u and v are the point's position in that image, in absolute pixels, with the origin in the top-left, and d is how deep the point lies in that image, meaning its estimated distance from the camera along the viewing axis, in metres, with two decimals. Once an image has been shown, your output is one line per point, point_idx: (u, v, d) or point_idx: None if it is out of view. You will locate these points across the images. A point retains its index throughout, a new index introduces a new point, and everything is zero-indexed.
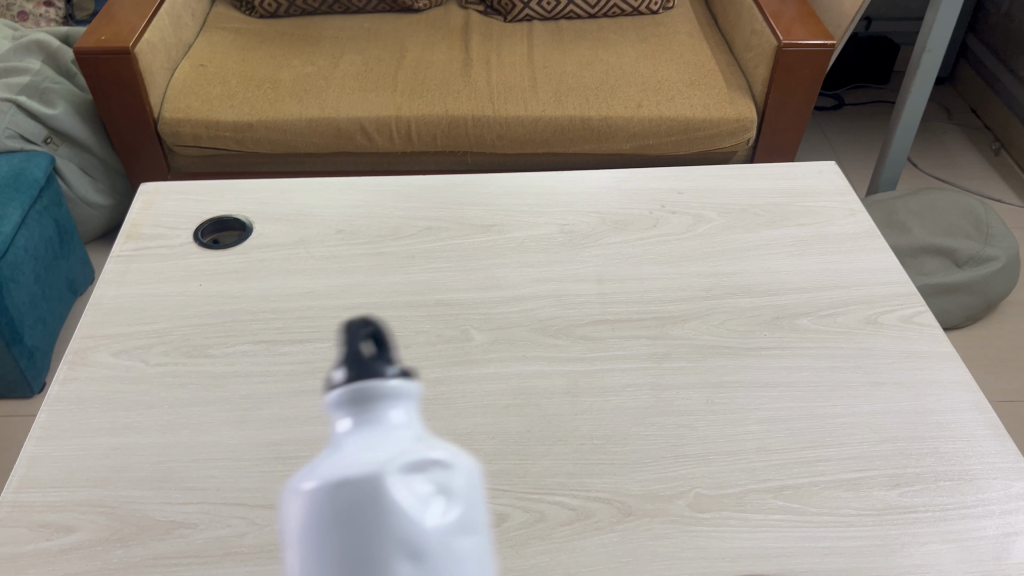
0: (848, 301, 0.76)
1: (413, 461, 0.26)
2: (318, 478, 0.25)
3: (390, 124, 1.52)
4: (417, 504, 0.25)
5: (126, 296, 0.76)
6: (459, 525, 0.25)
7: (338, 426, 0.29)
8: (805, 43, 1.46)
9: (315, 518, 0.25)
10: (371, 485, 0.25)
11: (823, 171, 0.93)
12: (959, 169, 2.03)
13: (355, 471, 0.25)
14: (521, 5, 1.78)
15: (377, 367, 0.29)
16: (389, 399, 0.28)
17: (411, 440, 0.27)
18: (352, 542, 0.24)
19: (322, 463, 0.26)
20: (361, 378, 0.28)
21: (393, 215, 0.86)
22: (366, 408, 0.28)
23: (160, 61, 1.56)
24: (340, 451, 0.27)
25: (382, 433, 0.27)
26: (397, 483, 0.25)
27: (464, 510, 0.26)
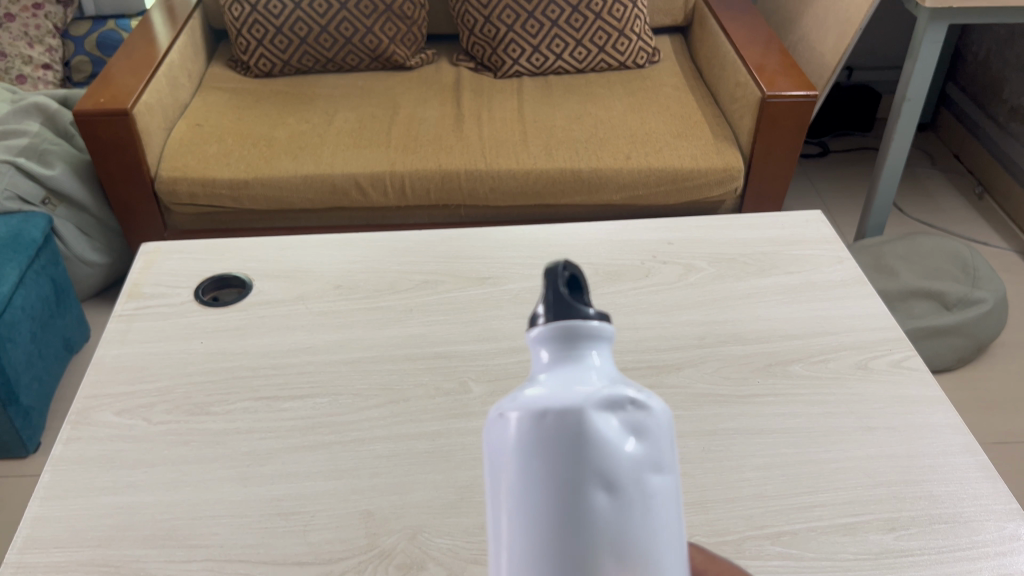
0: (838, 347, 0.77)
1: (610, 403, 0.35)
2: (536, 413, 0.35)
3: (384, 179, 1.55)
4: (615, 438, 0.34)
5: (127, 356, 0.77)
6: (646, 458, 0.34)
7: (545, 353, 0.39)
8: (788, 95, 1.51)
9: (533, 444, 0.34)
10: (580, 424, 0.34)
11: (810, 220, 0.95)
12: (943, 213, 2.06)
13: (566, 410, 0.34)
14: (511, 61, 1.83)
15: (581, 311, 0.39)
16: (589, 339, 0.39)
17: (605, 384, 0.37)
18: (565, 467, 0.33)
19: (539, 394, 0.36)
20: (567, 321, 0.38)
21: (390, 269, 0.88)
22: (570, 350, 0.38)
23: (157, 122, 1.59)
24: (551, 381, 0.37)
25: (583, 375, 0.37)
26: (600, 421, 0.34)
27: (648, 445, 0.35)
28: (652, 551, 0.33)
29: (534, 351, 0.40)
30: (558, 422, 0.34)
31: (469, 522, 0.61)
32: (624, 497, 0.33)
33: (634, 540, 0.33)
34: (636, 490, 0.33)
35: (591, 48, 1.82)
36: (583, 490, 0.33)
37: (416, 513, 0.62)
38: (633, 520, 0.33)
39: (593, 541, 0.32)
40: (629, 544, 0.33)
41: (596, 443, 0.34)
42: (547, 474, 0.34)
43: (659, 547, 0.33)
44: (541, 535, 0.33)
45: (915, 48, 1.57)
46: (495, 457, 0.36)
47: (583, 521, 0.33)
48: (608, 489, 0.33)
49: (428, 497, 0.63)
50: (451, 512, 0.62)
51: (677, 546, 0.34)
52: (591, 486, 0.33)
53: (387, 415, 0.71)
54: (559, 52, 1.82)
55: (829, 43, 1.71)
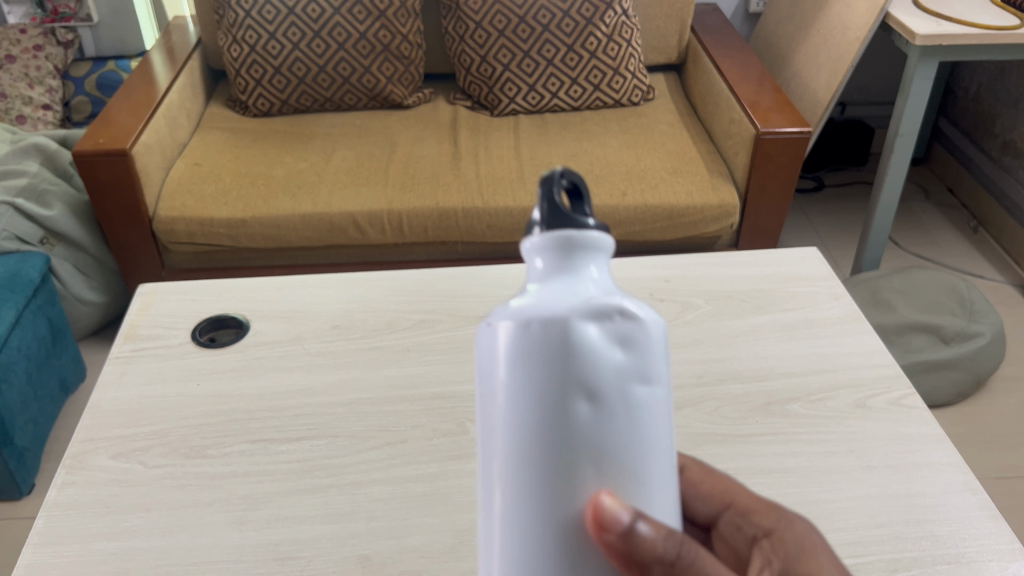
0: (836, 385, 0.77)
1: (600, 313, 0.38)
2: (529, 321, 0.38)
3: (382, 217, 1.56)
4: (601, 349, 0.38)
5: (123, 399, 0.76)
6: (631, 369, 0.38)
7: (542, 262, 0.43)
8: (781, 131, 1.52)
9: (524, 350, 0.38)
10: (568, 335, 0.38)
11: (806, 257, 0.96)
12: (938, 247, 2.07)
13: (556, 319, 0.38)
14: (508, 99, 1.85)
15: (577, 222, 0.42)
16: (586, 250, 0.42)
17: (598, 291, 0.40)
18: (553, 371, 0.37)
19: (535, 301, 0.40)
20: (564, 230, 0.42)
21: (387, 308, 0.88)
22: (567, 258, 0.42)
23: (156, 161, 1.60)
24: (547, 287, 0.41)
25: (578, 283, 0.41)
26: (586, 332, 0.38)
27: (635, 356, 0.38)
28: (630, 453, 0.38)
29: (532, 260, 0.44)
30: (547, 333, 0.38)
31: (467, 567, 0.61)
32: (605, 406, 0.37)
33: (613, 442, 0.37)
34: (619, 398, 0.38)
35: (587, 86, 1.84)
36: (568, 396, 0.37)
37: (414, 558, 0.61)
38: (611, 424, 0.37)
39: (575, 442, 0.37)
40: (606, 445, 0.37)
41: (582, 352, 0.38)
42: (536, 380, 0.38)
43: (637, 449, 0.38)
44: (528, 435, 0.38)
45: (907, 85, 1.59)
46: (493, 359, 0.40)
47: (566, 423, 0.37)
48: (591, 398, 0.37)
49: (426, 541, 0.63)
50: (449, 557, 0.61)
51: (656, 446, 0.38)
52: (575, 394, 0.37)
53: (385, 457, 0.70)
54: (554, 90, 1.84)
55: (822, 80, 1.73)
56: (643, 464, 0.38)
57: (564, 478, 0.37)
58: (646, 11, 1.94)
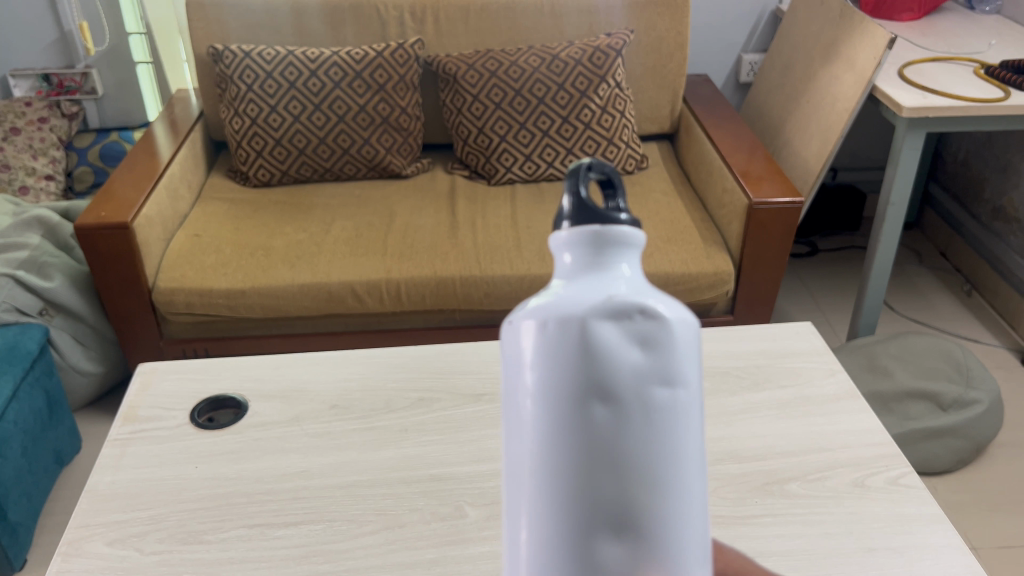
0: (834, 465, 0.77)
1: (616, 313, 0.38)
2: (548, 320, 0.39)
3: (380, 286, 1.57)
4: (617, 348, 0.38)
5: (121, 482, 0.76)
6: (651, 370, 0.38)
7: (570, 257, 0.42)
8: (774, 201, 1.55)
9: (544, 350, 0.38)
10: (582, 336, 0.38)
11: (800, 332, 0.96)
12: (933, 311, 2.09)
13: (570, 320, 0.38)
14: (505, 169, 1.88)
15: (608, 217, 0.41)
16: (616, 247, 0.41)
17: (626, 289, 0.40)
18: (567, 374, 0.37)
19: (557, 298, 0.40)
20: (595, 225, 0.41)
21: (386, 386, 0.88)
22: (598, 254, 0.41)
23: (157, 233, 1.62)
24: (575, 282, 0.41)
25: (606, 280, 0.40)
26: (602, 333, 0.38)
27: (654, 357, 0.38)
28: (652, 458, 0.37)
29: (561, 254, 0.43)
30: (562, 334, 0.38)
31: None
32: (622, 409, 0.37)
33: (633, 446, 0.37)
34: (639, 400, 0.37)
35: (582, 156, 1.87)
36: (585, 397, 0.37)
37: None
38: (628, 425, 0.37)
39: (594, 446, 0.37)
40: (626, 450, 0.37)
41: (599, 356, 0.37)
42: (555, 382, 0.38)
43: (659, 454, 0.37)
44: (547, 440, 0.38)
45: (896, 155, 1.62)
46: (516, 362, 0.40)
47: (582, 426, 0.37)
48: (611, 400, 0.37)
49: None
50: None
51: (680, 451, 0.38)
52: (592, 394, 0.37)
53: (383, 542, 0.70)
54: (550, 159, 1.87)
55: (813, 149, 1.77)
56: (665, 468, 0.37)
57: (584, 481, 0.37)
58: (638, 84, 1.99)
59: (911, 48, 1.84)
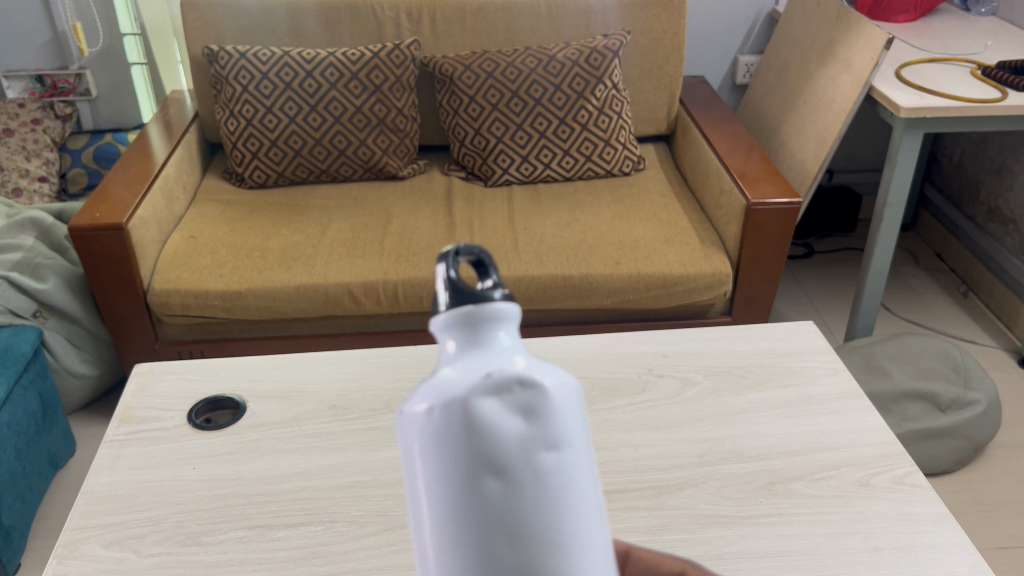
0: (838, 464, 0.77)
1: (497, 387, 0.37)
2: (431, 406, 0.37)
3: (377, 288, 1.56)
4: (500, 422, 0.36)
5: (118, 484, 0.75)
6: (536, 437, 0.36)
7: (451, 343, 0.40)
8: (771, 201, 1.55)
9: (431, 435, 0.37)
10: (463, 415, 0.36)
11: (802, 331, 0.96)
12: (930, 312, 2.09)
13: (451, 401, 0.36)
14: (501, 170, 1.87)
15: (482, 295, 0.39)
16: (495, 324, 0.39)
17: (509, 363, 0.38)
18: (455, 454, 0.36)
19: (439, 383, 0.38)
20: (473, 305, 0.39)
21: (385, 386, 0.87)
22: (475, 335, 0.39)
23: (152, 234, 1.61)
24: (458, 366, 0.39)
25: (486, 357, 0.39)
26: (483, 409, 0.36)
27: (536, 425, 0.37)
28: (548, 523, 0.36)
29: (441, 342, 0.41)
30: (445, 417, 0.36)
31: None
32: (512, 481, 0.36)
33: (526, 515, 0.36)
34: (526, 470, 0.36)
35: (579, 157, 1.87)
36: (473, 476, 0.36)
37: None
38: (521, 498, 0.36)
39: (490, 522, 0.35)
40: (521, 522, 0.36)
41: (486, 429, 0.36)
42: (443, 464, 0.36)
43: (555, 519, 0.36)
44: (444, 522, 0.36)
45: (893, 156, 1.62)
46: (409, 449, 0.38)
47: (475, 507, 0.35)
48: (497, 475, 0.36)
49: None
50: None
51: (576, 511, 0.37)
52: (481, 474, 0.35)
53: (384, 544, 0.69)
54: (547, 161, 1.87)
55: (810, 150, 1.77)
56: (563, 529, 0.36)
57: (483, 558, 0.35)
58: (635, 85, 1.98)
59: (907, 49, 1.85)
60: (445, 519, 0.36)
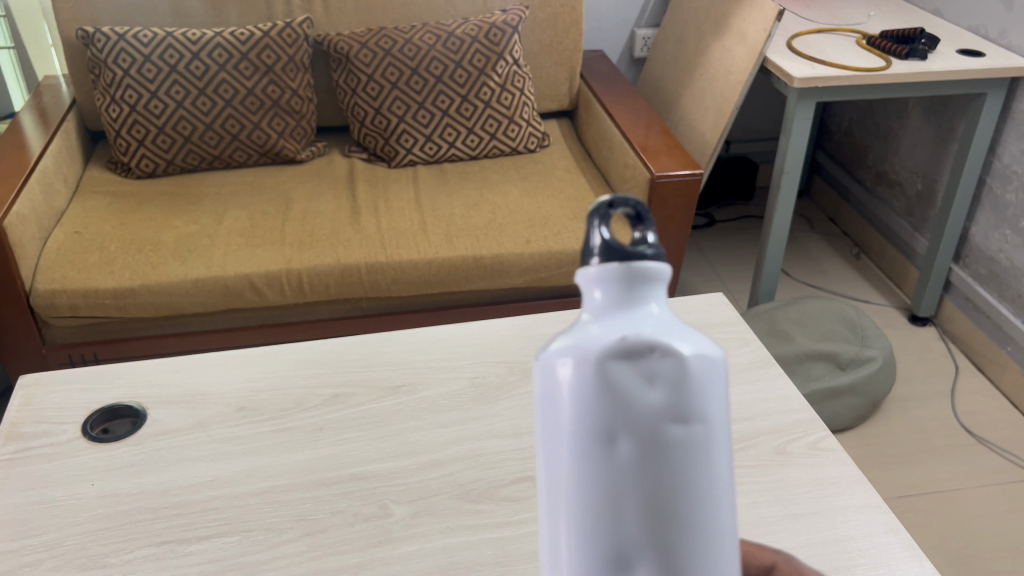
0: (755, 433, 0.78)
1: (631, 352, 0.35)
2: (566, 361, 0.36)
3: (281, 278, 1.50)
4: (633, 388, 0.34)
5: (7, 508, 0.69)
6: (671, 409, 0.34)
7: (598, 294, 0.38)
8: (674, 174, 1.57)
9: (564, 391, 0.35)
10: (597, 375, 0.35)
11: (713, 303, 0.97)
12: (826, 275, 2.17)
13: (585, 360, 0.35)
14: (405, 150, 1.83)
15: (635, 253, 0.37)
16: (647, 283, 0.37)
17: (653, 328, 0.36)
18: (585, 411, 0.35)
19: (580, 337, 0.37)
20: (624, 263, 0.37)
21: (295, 384, 0.83)
22: (627, 292, 0.37)
23: (31, 231, 1.50)
24: (602, 324, 0.37)
25: (630, 317, 0.37)
26: (616, 373, 0.34)
27: (673, 396, 0.34)
28: (678, 493, 0.34)
29: (586, 291, 0.39)
30: (581, 373, 0.35)
31: None
32: (641, 449, 0.34)
33: (653, 484, 0.34)
34: (660, 442, 0.34)
35: (483, 135, 1.85)
36: (601, 439, 0.34)
37: None
38: (648, 467, 0.34)
39: (613, 489, 0.34)
40: (646, 492, 0.34)
41: (618, 397, 0.34)
42: (574, 421, 0.35)
43: (685, 496, 0.34)
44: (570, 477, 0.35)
45: (789, 125, 1.66)
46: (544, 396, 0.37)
47: (603, 471, 0.34)
48: (628, 440, 0.34)
49: None
50: None
51: (712, 490, 0.34)
52: (607, 440, 0.34)
53: (304, 550, 0.66)
54: (451, 139, 1.84)
55: (708, 122, 1.79)
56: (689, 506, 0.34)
57: (604, 521, 0.34)
58: (535, 60, 1.97)
59: (797, 20, 1.89)
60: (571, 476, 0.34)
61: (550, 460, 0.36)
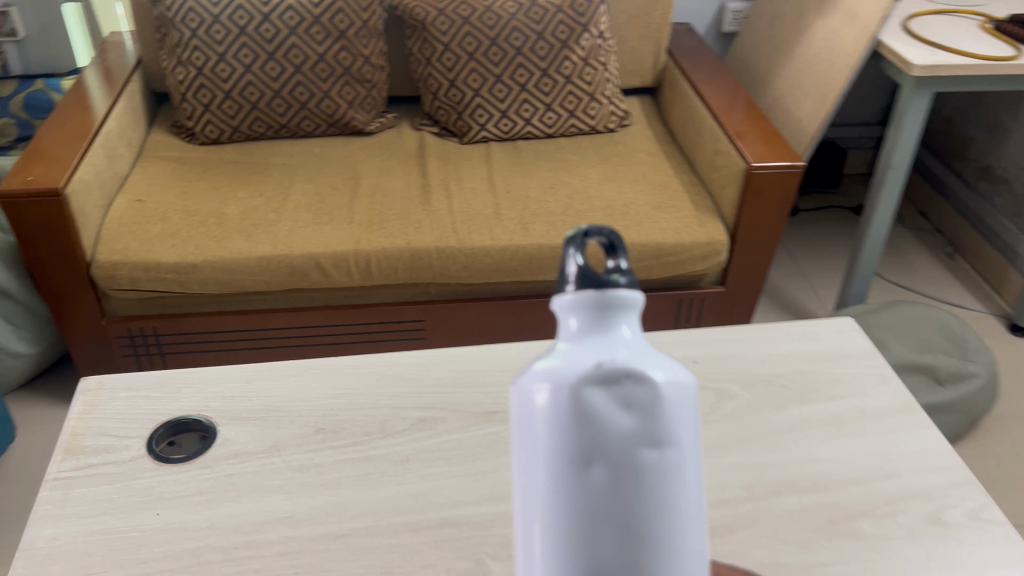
0: (902, 495, 0.68)
1: (607, 380, 0.39)
2: (545, 389, 0.39)
3: (348, 261, 1.42)
4: (607, 414, 0.38)
5: (65, 537, 0.62)
6: (642, 433, 0.38)
7: (575, 322, 0.42)
8: (772, 165, 1.42)
9: (543, 417, 0.39)
10: (575, 401, 0.38)
11: (843, 330, 0.86)
12: (918, 275, 2.02)
13: (564, 387, 0.39)
14: (479, 126, 1.73)
15: (608, 281, 0.41)
16: (618, 309, 0.42)
17: (626, 355, 0.40)
18: (561, 435, 0.38)
19: (559, 364, 0.40)
20: (599, 291, 0.41)
21: (378, 404, 0.75)
22: (599, 319, 0.41)
23: (94, 199, 1.44)
24: (579, 350, 0.41)
25: (605, 344, 0.41)
26: (593, 400, 0.38)
27: (643, 422, 0.38)
28: (648, 515, 0.37)
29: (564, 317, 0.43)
30: (559, 399, 0.38)
31: None
32: (612, 471, 0.37)
33: (628, 507, 0.37)
34: (631, 465, 0.37)
35: (562, 112, 1.73)
36: (578, 461, 0.37)
37: None
38: (622, 488, 0.37)
39: (590, 511, 0.37)
40: (618, 514, 0.37)
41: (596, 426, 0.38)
42: (552, 445, 0.38)
43: (652, 516, 0.37)
44: (547, 497, 0.38)
45: (900, 117, 1.52)
46: (525, 421, 0.41)
47: (580, 494, 0.37)
48: (602, 466, 0.37)
49: None
50: None
51: (678, 511, 0.38)
52: (583, 463, 0.37)
53: None
54: (528, 116, 1.73)
55: (808, 108, 1.66)
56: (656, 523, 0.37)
57: (581, 542, 0.37)
58: (621, 33, 1.84)
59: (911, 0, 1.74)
60: (549, 498, 0.38)
61: (530, 479, 0.39)
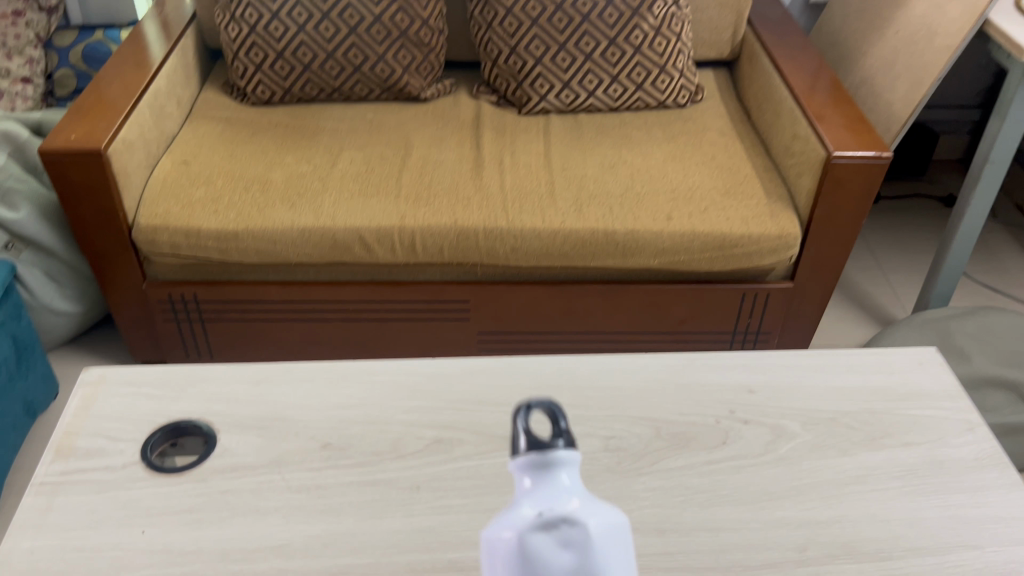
0: (981, 571, 0.58)
1: (546, 523, 0.44)
2: (502, 535, 0.44)
3: (392, 235, 1.32)
4: (549, 554, 0.42)
5: (42, 552, 0.57)
6: (578, 569, 0.42)
7: (525, 480, 0.47)
8: (855, 155, 1.26)
9: (500, 557, 0.44)
10: (520, 544, 0.43)
11: (922, 362, 0.76)
12: (1007, 277, 1.87)
13: (512, 530, 0.44)
14: (539, 96, 1.62)
15: (551, 443, 0.46)
16: (562, 465, 0.46)
17: (568, 503, 0.45)
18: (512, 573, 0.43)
19: (514, 516, 0.45)
20: (542, 452, 0.46)
21: (391, 420, 0.69)
22: (546, 475, 0.46)
23: (138, 158, 1.37)
24: (528, 501, 0.46)
25: (552, 493, 0.45)
26: (534, 542, 0.43)
27: (580, 558, 0.42)
28: None
29: (518, 477, 0.48)
30: (509, 543, 0.43)
31: None
32: None
33: None
34: None
35: (629, 85, 1.62)
36: None
37: None
38: None
39: None
40: None
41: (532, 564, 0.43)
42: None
43: None
44: None
45: (1005, 106, 1.36)
46: (488, 559, 0.45)
47: None
48: None
49: None
50: None
51: None
52: None
53: None
54: (592, 88, 1.61)
55: (898, 91, 1.51)
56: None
57: None
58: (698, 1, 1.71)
59: None
60: None
61: None
